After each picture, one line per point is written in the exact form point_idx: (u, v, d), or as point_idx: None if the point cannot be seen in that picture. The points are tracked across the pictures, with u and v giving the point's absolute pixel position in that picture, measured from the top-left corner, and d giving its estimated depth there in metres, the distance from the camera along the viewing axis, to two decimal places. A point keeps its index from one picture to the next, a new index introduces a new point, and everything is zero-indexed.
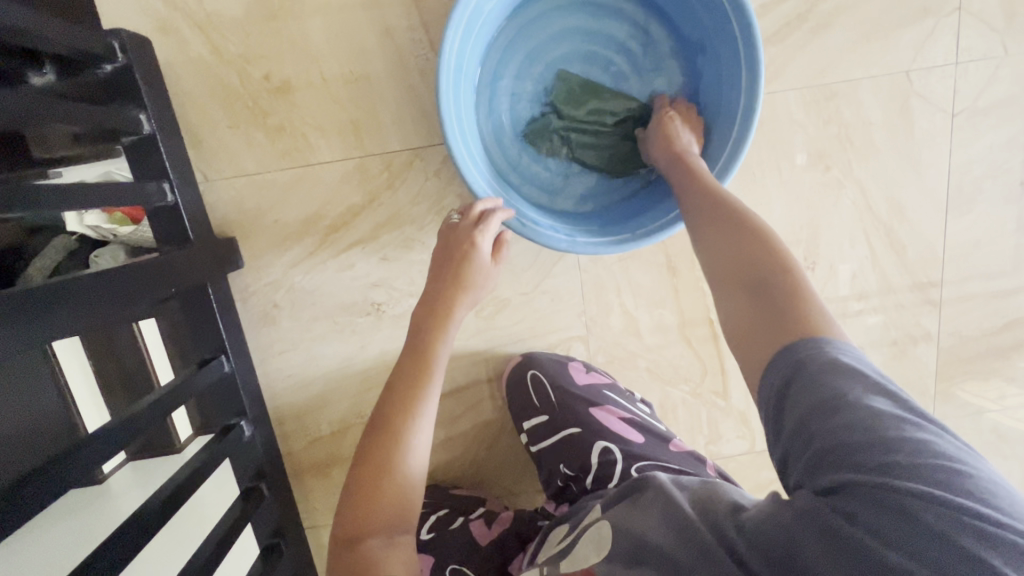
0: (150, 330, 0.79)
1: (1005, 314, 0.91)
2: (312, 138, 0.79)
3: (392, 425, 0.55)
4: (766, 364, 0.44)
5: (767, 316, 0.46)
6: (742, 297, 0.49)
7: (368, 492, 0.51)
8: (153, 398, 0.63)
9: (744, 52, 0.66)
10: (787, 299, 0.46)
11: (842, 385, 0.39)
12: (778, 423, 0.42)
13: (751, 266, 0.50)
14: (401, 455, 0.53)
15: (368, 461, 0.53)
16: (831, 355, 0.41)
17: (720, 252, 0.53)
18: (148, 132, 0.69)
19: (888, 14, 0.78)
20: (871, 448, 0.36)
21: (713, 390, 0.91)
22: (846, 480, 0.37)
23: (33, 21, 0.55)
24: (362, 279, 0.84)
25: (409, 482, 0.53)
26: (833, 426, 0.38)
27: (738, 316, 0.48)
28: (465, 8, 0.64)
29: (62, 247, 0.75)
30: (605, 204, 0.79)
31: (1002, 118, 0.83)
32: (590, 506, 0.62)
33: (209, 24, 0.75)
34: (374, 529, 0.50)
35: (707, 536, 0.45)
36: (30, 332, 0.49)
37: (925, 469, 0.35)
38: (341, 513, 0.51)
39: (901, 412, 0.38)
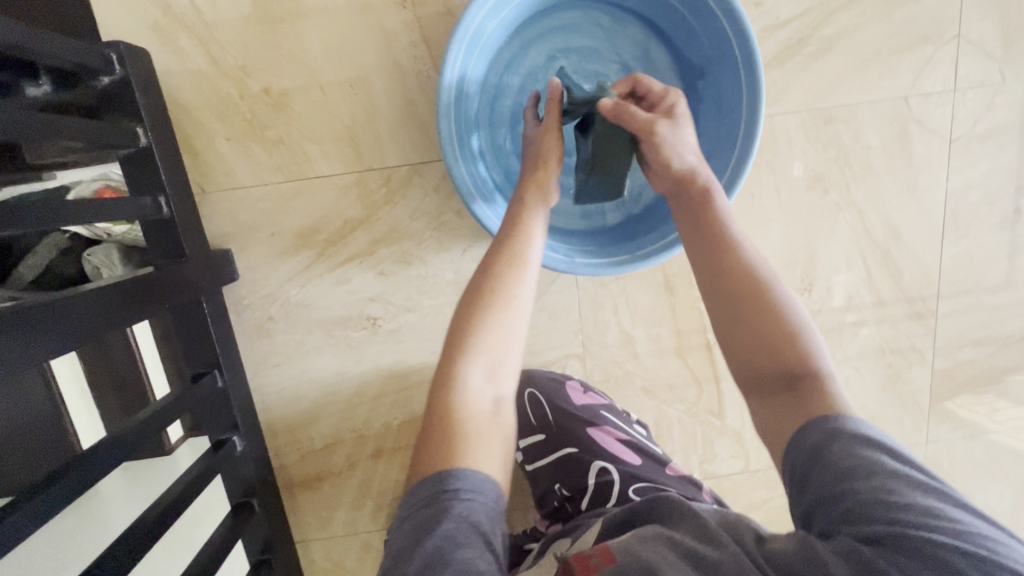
0: (145, 334, 0.78)
1: (999, 337, 0.92)
2: (310, 152, 0.78)
3: (494, 294, 0.55)
4: (789, 442, 0.46)
5: (794, 411, 0.47)
6: (763, 383, 0.50)
7: (468, 355, 0.52)
8: (148, 412, 0.62)
9: (745, 77, 0.67)
10: (816, 397, 0.46)
11: (867, 449, 0.42)
12: (802, 488, 0.43)
13: (773, 347, 0.50)
14: (500, 327, 0.53)
15: (466, 326, 0.53)
16: (855, 424, 0.43)
17: (735, 292, 0.53)
18: (144, 145, 0.68)
19: (887, 40, 0.79)
20: (902, 505, 0.38)
21: (708, 409, 0.91)
22: (882, 532, 0.38)
23: (33, 35, 0.54)
24: (359, 293, 0.83)
25: (506, 352, 0.53)
26: (865, 487, 0.40)
27: (765, 407, 0.49)
28: (467, 28, 0.64)
29: (55, 245, 0.74)
30: (602, 224, 0.80)
31: (999, 144, 0.83)
32: (591, 522, 0.63)
33: (208, 36, 0.74)
34: (473, 392, 0.51)
35: (731, 544, 0.45)
36: (26, 353, 0.49)
37: (952, 526, 0.37)
38: (440, 369, 0.52)
39: (925, 479, 0.40)
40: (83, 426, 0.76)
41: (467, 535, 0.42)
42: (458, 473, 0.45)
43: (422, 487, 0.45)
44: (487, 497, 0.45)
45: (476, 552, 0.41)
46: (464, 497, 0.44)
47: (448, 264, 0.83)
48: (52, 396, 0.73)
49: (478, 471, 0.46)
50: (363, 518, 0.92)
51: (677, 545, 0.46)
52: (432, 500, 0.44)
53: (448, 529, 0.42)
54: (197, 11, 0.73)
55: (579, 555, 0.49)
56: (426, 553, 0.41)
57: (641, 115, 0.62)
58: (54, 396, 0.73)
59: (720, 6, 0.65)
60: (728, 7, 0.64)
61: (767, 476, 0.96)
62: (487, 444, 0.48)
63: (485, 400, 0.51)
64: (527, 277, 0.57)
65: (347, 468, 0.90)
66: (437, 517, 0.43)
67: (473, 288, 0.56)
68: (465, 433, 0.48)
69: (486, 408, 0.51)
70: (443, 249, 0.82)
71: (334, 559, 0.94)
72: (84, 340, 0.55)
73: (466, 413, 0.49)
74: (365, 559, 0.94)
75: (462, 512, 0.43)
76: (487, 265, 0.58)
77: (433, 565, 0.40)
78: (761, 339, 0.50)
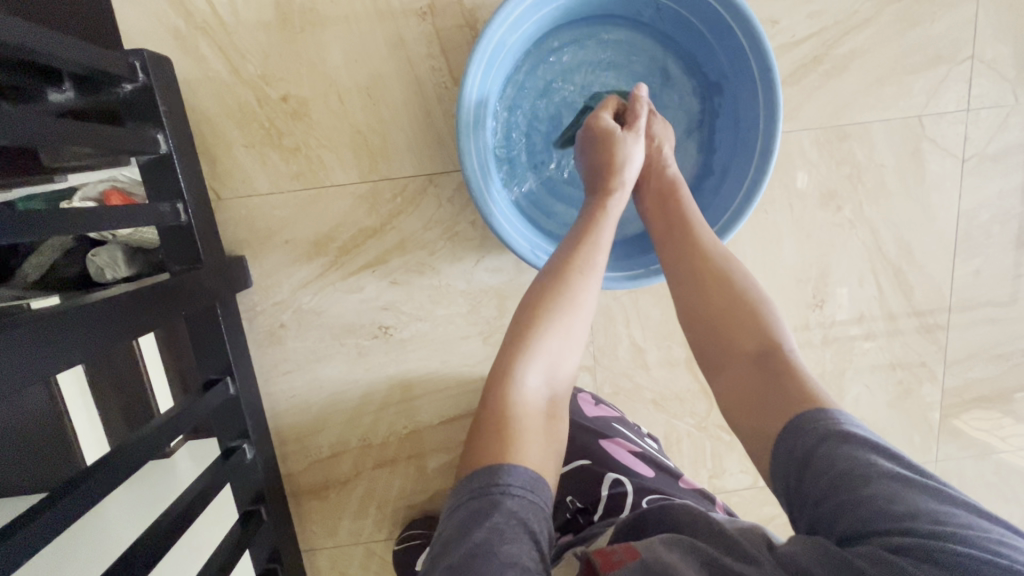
0: (150, 347, 0.79)
1: (1009, 356, 0.91)
2: (327, 160, 0.79)
3: (556, 299, 0.57)
4: (776, 440, 0.47)
5: (768, 389, 0.51)
6: (730, 360, 0.55)
7: (527, 355, 0.54)
8: (157, 424, 0.61)
9: (763, 94, 0.67)
10: (784, 375, 0.51)
11: (860, 452, 0.42)
12: (802, 499, 0.44)
13: (740, 328, 0.56)
14: (559, 333, 0.56)
15: (527, 327, 0.55)
16: (842, 425, 0.45)
17: (704, 279, 0.59)
18: (165, 152, 0.68)
19: (902, 59, 0.79)
20: (905, 511, 0.38)
21: (718, 424, 0.91)
22: (895, 542, 0.37)
23: (59, 43, 0.55)
24: (371, 301, 0.83)
25: (564, 357, 0.56)
26: (863, 493, 0.40)
27: (729, 383, 0.54)
28: (489, 41, 0.64)
29: (59, 246, 0.75)
30: (616, 237, 0.80)
31: (1012, 164, 0.84)
32: (604, 531, 0.62)
33: (228, 45, 0.75)
34: (529, 391, 0.52)
35: (754, 551, 0.44)
36: (39, 362, 0.48)
37: (961, 530, 0.37)
38: (501, 363, 0.54)
39: (920, 478, 0.41)
40: (86, 435, 0.78)
41: (516, 532, 0.42)
42: (512, 466, 0.46)
43: (472, 480, 0.46)
44: (537, 497, 0.46)
45: (522, 548, 0.41)
46: (513, 493, 0.44)
47: (461, 275, 0.83)
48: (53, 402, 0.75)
49: (530, 468, 0.47)
50: (369, 527, 0.91)
51: (697, 551, 0.45)
52: (482, 493, 0.44)
53: (496, 523, 0.42)
54: (219, 20, 0.74)
55: (600, 549, 0.46)
56: (474, 542, 0.41)
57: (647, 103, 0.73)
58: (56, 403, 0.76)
59: (739, 25, 0.65)
60: (747, 26, 0.65)
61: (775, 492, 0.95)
62: (539, 441, 0.50)
63: (540, 401, 0.53)
64: (589, 287, 0.59)
65: (354, 477, 0.90)
66: (485, 511, 0.43)
67: (534, 292, 0.59)
68: (521, 431, 0.49)
69: (541, 408, 0.53)
70: (457, 259, 0.82)
71: (339, 568, 0.93)
72: (104, 346, 0.55)
73: (521, 408, 0.51)
74: (369, 569, 0.93)
75: (513, 508, 0.44)
76: (547, 272, 0.60)
77: (479, 555, 0.40)
78: (725, 319, 0.57)
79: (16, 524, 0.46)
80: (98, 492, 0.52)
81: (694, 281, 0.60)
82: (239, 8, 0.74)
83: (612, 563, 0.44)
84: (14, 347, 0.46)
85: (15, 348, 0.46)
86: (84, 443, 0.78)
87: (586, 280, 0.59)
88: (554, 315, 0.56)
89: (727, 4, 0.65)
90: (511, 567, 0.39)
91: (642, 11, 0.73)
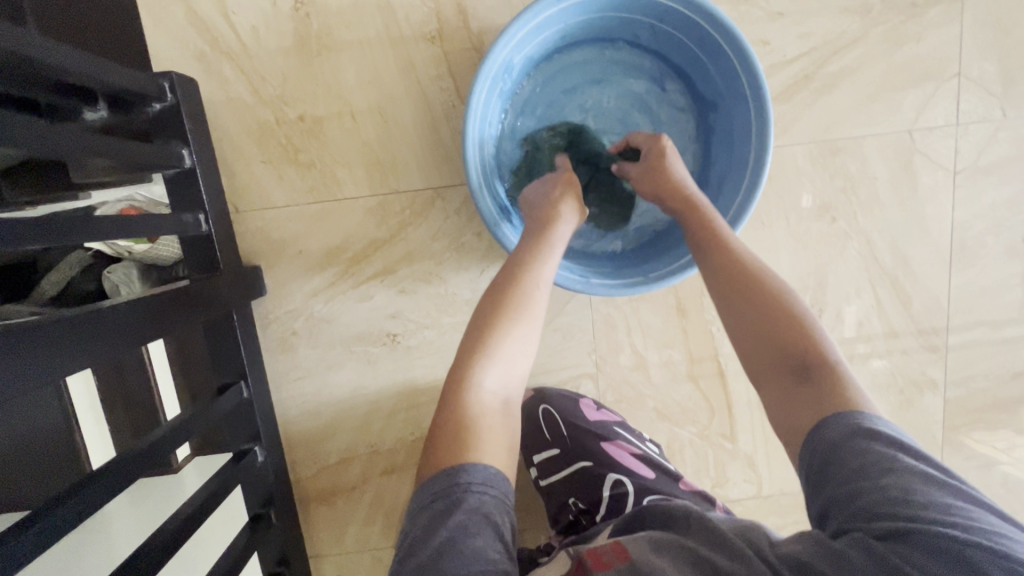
0: (161, 362, 0.82)
1: (1010, 366, 0.92)
2: (340, 175, 0.83)
3: (514, 306, 0.59)
4: (806, 439, 0.48)
5: (811, 404, 0.49)
6: (768, 375, 0.53)
7: (482, 360, 0.55)
8: (165, 429, 0.63)
9: (754, 109, 0.70)
10: (831, 393, 0.49)
11: (882, 447, 0.44)
12: (818, 488, 0.46)
13: (788, 343, 0.53)
14: (516, 338, 0.57)
15: (482, 336, 0.57)
16: (869, 424, 0.46)
17: (741, 285, 0.58)
18: (189, 166, 0.73)
19: (891, 77, 0.82)
20: (917, 500, 0.40)
21: (720, 432, 0.92)
22: (900, 527, 0.39)
23: (96, 65, 0.59)
24: (380, 310, 0.86)
25: (518, 363, 0.57)
26: (880, 483, 0.42)
27: (774, 400, 0.52)
28: (493, 61, 0.68)
29: (77, 263, 0.78)
30: (616, 247, 0.83)
31: (1003, 177, 0.86)
32: (604, 530, 0.64)
33: (250, 68, 0.80)
34: (484, 394, 0.54)
35: (749, 553, 0.45)
36: (63, 361, 0.51)
37: (966, 521, 0.39)
38: (455, 368, 0.56)
39: (940, 478, 0.42)
40: (95, 446, 0.80)
41: (479, 527, 0.45)
42: (468, 466, 0.48)
43: (434, 482, 0.48)
44: (496, 490, 0.48)
45: (486, 541, 0.44)
46: (475, 490, 0.47)
47: (466, 284, 0.86)
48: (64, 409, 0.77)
49: (486, 465, 0.49)
50: (376, 534, 0.93)
51: (688, 554, 0.47)
52: (445, 492, 0.47)
53: (459, 521, 0.45)
54: (241, 44, 0.79)
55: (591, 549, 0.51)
56: (439, 540, 0.44)
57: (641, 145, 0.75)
58: (64, 402, 0.77)
59: (730, 44, 0.69)
60: (737, 45, 0.68)
61: (780, 502, 0.95)
62: (496, 441, 0.52)
63: (496, 402, 0.54)
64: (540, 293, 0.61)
65: (362, 483, 0.91)
66: (450, 509, 0.46)
67: (493, 296, 0.60)
68: (479, 431, 0.51)
69: (496, 410, 0.54)
70: (462, 268, 0.85)
71: None
72: (126, 347, 0.58)
73: (476, 411, 0.53)
74: None
75: (474, 504, 0.46)
76: (505, 276, 0.62)
77: (444, 552, 0.43)
78: (764, 336, 0.54)
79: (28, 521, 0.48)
80: (111, 489, 0.55)
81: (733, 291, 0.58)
82: (260, 34, 0.79)
83: (603, 560, 0.49)
84: (31, 351, 0.48)
85: (32, 353, 0.49)
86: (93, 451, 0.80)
87: (536, 290, 0.61)
88: (510, 324, 0.58)
89: (718, 26, 0.68)
90: (475, 561, 0.43)
91: (639, 33, 0.77)
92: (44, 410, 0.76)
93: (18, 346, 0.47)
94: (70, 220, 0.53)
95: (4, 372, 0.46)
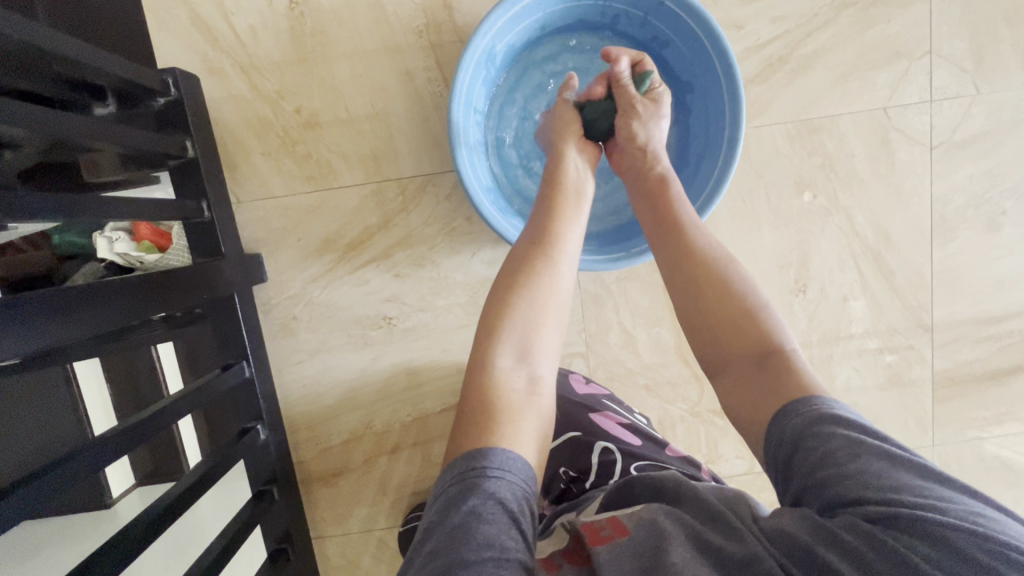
0: (168, 353, 0.86)
1: (996, 339, 0.93)
2: (336, 164, 0.86)
3: (531, 278, 0.59)
4: (768, 428, 0.49)
5: (772, 392, 0.51)
6: (732, 361, 0.55)
7: (501, 336, 0.56)
8: (165, 404, 0.65)
9: (727, 88, 0.74)
10: (787, 373, 0.51)
11: (847, 431, 0.44)
12: (788, 477, 0.46)
13: (748, 330, 0.54)
14: (532, 311, 0.58)
15: (499, 315, 0.57)
16: (829, 407, 0.46)
17: (694, 276, 0.58)
18: (192, 156, 0.78)
19: (864, 56, 0.85)
20: (891, 484, 0.40)
21: (710, 408, 0.94)
22: (876, 510, 0.39)
23: (105, 58, 0.64)
24: (376, 293, 0.89)
25: (539, 335, 0.57)
26: (849, 469, 0.42)
27: (735, 381, 0.54)
28: (476, 49, 0.72)
29: (92, 274, 0.79)
30: (601, 228, 0.87)
31: (982, 150, 0.88)
32: (596, 497, 0.65)
33: (249, 65, 0.84)
34: (505, 372, 0.54)
35: (739, 527, 0.45)
36: (76, 325, 0.55)
37: (942, 502, 0.38)
38: (476, 347, 0.56)
39: (913, 460, 0.42)
40: (98, 416, 0.82)
41: (494, 512, 0.44)
42: (487, 450, 0.48)
43: (453, 466, 0.48)
44: (515, 476, 0.47)
45: (500, 529, 0.43)
46: (492, 474, 0.46)
47: (458, 267, 0.89)
48: (67, 378, 0.78)
49: (509, 450, 0.49)
50: (378, 515, 0.95)
51: (684, 525, 0.46)
52: (462, 477, 0.46)
53: (474, 505, 0.44)
54: (240, 43, 0.84)
55: (590, 525, 0.50)
56: (452, 525, 0.43)
57: (623, 90, 0.72)
58: (71, 386, 0.79)
59: (701, 27, 0.73)
60: (707, 28, 0.72)
61: None
62: (518, 422, 0.51)
63: (517, 380, 0.54)
64: (561, 264, 0.62)
65: (362, 465, 0.94)
66: (466, 492, 0.45)
67: (509, 268, 0.61)
68: (501, 408, 0.52)
69: (519, 387, 0.54)
70: (454, 252, 0.89)
71: (348, 557, 0.97)
72: (134, 317, 0.62)
73: (500, 391, 0.53)
74: (379, 558, 0.97)
75: (489, 489, 0.45)
76: (521, 250, 0.63)
77: (458, 537, 0.42)
78: (717, 319, 0.56)
79: (25, 479, 0.49)
80: (121, 450, 0.58)
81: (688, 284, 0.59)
82: (258, 33, 0.83)
83: (600, 536, 0.48)
84: (35, 315, 0.51)
85: (31, 320, 0.50)
86: (95, 424, 0.81)
87: (562, 263, 0.62)
88: (531, 293, 0.58)
89: (690, 12, 0.72)
90: (488, 547, 0.41)
91: (615, 21, 0.81)
92: (47, 386, 0.78)
93: (37, 311, 0.51)
94: (76, 194, 0.56)
95: (22, 334, 0.50)
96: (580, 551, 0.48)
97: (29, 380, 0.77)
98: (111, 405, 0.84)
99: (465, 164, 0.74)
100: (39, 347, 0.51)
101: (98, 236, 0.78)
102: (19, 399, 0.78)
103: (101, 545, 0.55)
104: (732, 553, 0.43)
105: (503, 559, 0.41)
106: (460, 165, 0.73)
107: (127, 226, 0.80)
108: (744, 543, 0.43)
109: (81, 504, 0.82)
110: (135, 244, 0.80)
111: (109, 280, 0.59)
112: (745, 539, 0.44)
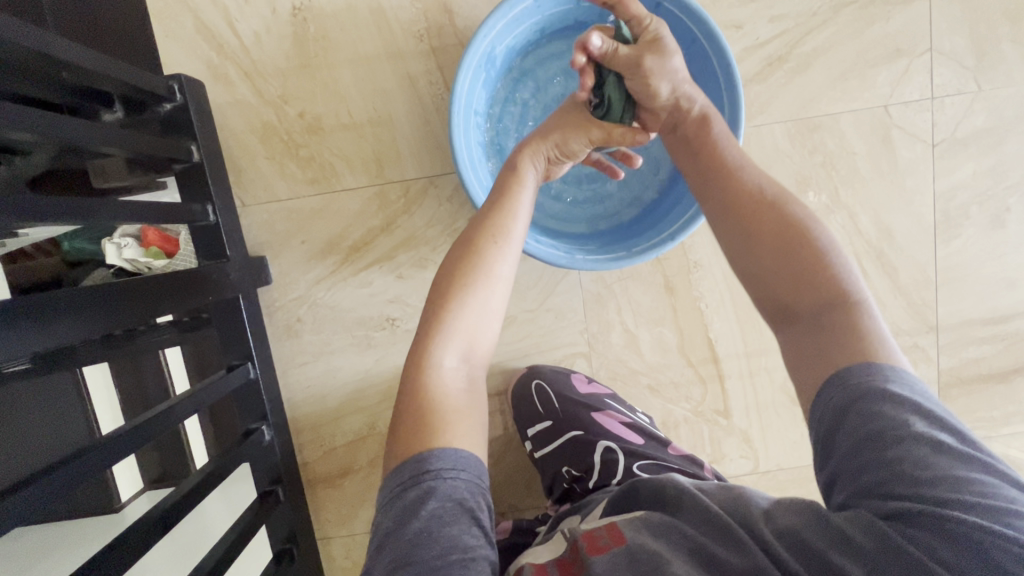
0: (174, 356, 0.88)
1: (1002, 336, 0.93)
2: (338, 167, 0.87)
3: (473, 273, 0.56)
4: (818, 393, 0.46)
5: (824, 353, 0.48)
6: (794, 314, 0.51)
7: (440, 336, 0.52)
8: (171, 402, 0.65)
9: (726, 87, 0.74)
10: (844, 332, 0.47)
11: (896, 412, 0.41)
12: (826, 454, 0.44)
13: (805, 284, 0.50)
14: (475, 308, 0.54)
15: (439, 311, 0.53)
16: (882, 381, 0.43)
17: (751, 225, 0.54)
18: (197, 160, 0.79)
19: (863, 55, 0.85)
20: (926, 477, 0.39)
21: (714, 408, 0.94)
22: (900, 507, 0.38)
23: (111, 65, 0.65)
24: (379, 295, 0.90)
25: (481, 332, 0.55)
26: (889, 457, 0.40)
27: (792, 339, 0.51)
28: (475, 52, 0.72)
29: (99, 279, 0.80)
30: (603, 227, 0.88)
31: (984, 147, 0.87)
32: (600, 499, 0.65)
33: (253, 71, 0.85)
34: (447, 372, 0.52)
35: (745, 539, 0.44)
36: (82, 326, 0.56)
37: (977, 500, 0.37)
38: (415, 347, 0.53)
39: (958, 449, 0.40)
40: (105, 417, 0.83)
41: (454, 514, 0.44)
42: (435, 454, 0.46)
43: (402, 470, 0.47)
44: (468, 473, 0.47)
45: (461, 529, 0.43)
46: (445, 476, 0.46)
47: None
48: (74, 380, 0.79)
49: (456, 447, 0.48)
50: None
51: (686, 541, 0.46)
52: (415, 482, 0.45)
53: (433, 509, 0.44)
54: (245, 49, 0.85)
55: (588, 533, 0.50)
56: (413, 532, 0.43)
57: (624, 56, 0.61)
58: (82, 392, 0.80)
59: (699, 27, 0.73)
60: (705, 27, 0.72)
61: (777, 478, 0.96)
62: (465, 421, 0.50)
63: (459, 379, 0.52)
64: (506, 255, 0.58)
65: (366, 466, 0.95)
66: (422, 498, 0.44)
67: (450, 262, 0.57)
68: (441, 409, 0.49)
69: (460, 387, 0.52)
70: None
71: (353, 557, 0.97)
72: (140, 317, 0.63)
73: (440, 393, 0.50)
74: None
75: (447, 491, 0.45)
76: (466, 240, 0.59)
77: (420, 543, 0.42)
78: (777, 273, 0.52)
79: (32, 476, 0.50)
80: (126, 448, 0.58)
81: (736, 239, 0.55)
82: (261, 39, 0.85)
83: (597, 545, 0.48)
84: (41, 316, 0.51)
85: (38, 321, 0.51)
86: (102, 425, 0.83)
87: (507, 255, 0.58)
88: (474, 288, 0.55)
89: (688, 12, 0.73)
90: (453, 550, 0.42)
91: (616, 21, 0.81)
92: (53, 392, 0.78)
93: (46, 312, 0.52)
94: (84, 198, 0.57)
95: (30, 335, 0.50)
96: (578, 559, 0.48)
97: (35, 384, 0.78)
98: (117, 406, 0.85)
99: (466, 163, 0.75)
100: (46, 347, 0.52)
101: (106, 244, 0.79)
102: (26, 404, 0.78)
103: (111, 541, 0.56)
104: (735, 567, 0.43)
105: (467, 559, 0.42)
106: (457, 163, 0.74)
107: (135, 232, 0.81)
108: (748, 555, 0.43)
109: (90, 508, 0.83)
110: (143, 250, 0.82)
111: (118, 281, 0.60)
112: (747, 549, 0.43)
